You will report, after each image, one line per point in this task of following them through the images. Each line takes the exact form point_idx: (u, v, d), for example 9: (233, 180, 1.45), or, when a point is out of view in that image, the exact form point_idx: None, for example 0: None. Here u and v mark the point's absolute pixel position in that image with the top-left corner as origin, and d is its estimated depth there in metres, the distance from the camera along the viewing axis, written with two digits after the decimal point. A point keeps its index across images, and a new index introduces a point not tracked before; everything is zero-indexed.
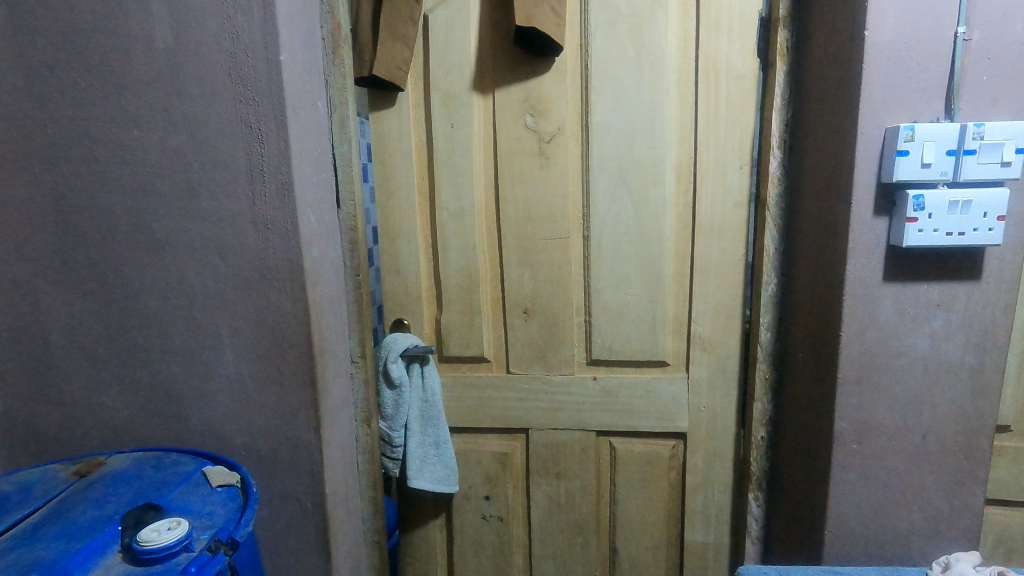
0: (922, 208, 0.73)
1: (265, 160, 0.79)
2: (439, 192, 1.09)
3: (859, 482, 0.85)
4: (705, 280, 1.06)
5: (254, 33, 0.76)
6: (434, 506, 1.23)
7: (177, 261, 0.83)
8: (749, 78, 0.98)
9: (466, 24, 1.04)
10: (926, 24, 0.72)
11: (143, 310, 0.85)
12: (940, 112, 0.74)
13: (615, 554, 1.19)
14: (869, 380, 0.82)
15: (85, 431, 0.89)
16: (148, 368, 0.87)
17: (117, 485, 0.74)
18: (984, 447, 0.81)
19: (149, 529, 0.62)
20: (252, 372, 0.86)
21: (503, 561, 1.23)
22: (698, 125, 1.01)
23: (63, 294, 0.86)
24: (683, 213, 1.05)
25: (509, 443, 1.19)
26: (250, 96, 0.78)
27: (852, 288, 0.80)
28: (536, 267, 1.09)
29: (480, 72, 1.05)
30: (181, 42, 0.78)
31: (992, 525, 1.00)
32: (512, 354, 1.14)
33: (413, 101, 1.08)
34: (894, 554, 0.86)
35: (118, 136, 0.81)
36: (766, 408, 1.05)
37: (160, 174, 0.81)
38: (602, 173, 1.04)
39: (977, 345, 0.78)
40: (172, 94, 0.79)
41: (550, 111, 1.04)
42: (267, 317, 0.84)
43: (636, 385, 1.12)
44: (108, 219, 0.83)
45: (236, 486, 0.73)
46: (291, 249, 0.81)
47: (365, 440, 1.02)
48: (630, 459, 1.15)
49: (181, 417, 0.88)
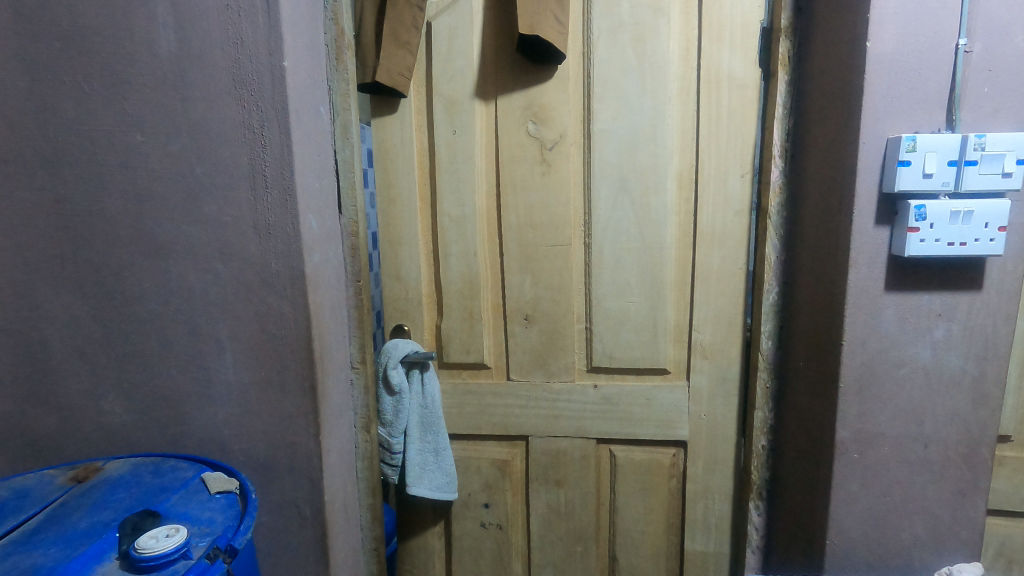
0: (923, 218, 0.73)
1: (268, 165, 0.79)
2: (440, 198, 1.09)
3: (860, 492, 0.85)
4: (706, 288, 1.06)
5: (259, 39, 0.77)
6: (433, 513, 1.23)
7: (178, 265, 0.83)
8: (751, 87, 0.99)
9: (469, 31, 1.04)
10: (928, 36, 0.73)
11: (143, 315, 0.85)
12: (941, 122, 0.74)
13: (615, 562, 1.19)
14: (870, 389, 0.82)
15: (83, 435, 0.89)
16: (147, 373, 0.86)
17: (115, 491, 0.74)
18: (986, 457, 0.81)
19: (147, 536, 0.61)
20: (252, 377, 0.86)
21: (502, 569, 1.22)
22: (700, 133, 1.01)
23: (63, 298, 0.85)
24: (685, 221, 1.05)
25: (508, 451, 1.18)
26: (253, 101, 0.78)
27: (854, 297, 0.80)
28: (537, 274, 1.09)
29: (482, 79, 1.05)
30: (186, 48, 0.78)
31: (994, 536, 1.00)
32: (512, 360, 1.13)
33: (415, 108, 1.08)
34: (895, 565, 0.86)
35: (121, 139, 0.81)
36: (767, 416, 1.04)
37: (163, 178, 0.81)
38: (603, 180, 1.05)
39: (978, 355, 0.78)
40: (175, 98, 0.79)
41: (551, 118, 1.04)
42: (268, 322, 0.84)
43: (637, 392, 1.11)
44: (109, 222, 0.83)
45: (235, 492, 0.73)
46: (293, 254, 0.81)
47: (365, 446, 1.02)
48: (631, 467, 1.14)
49: (179, 421, 0.87)
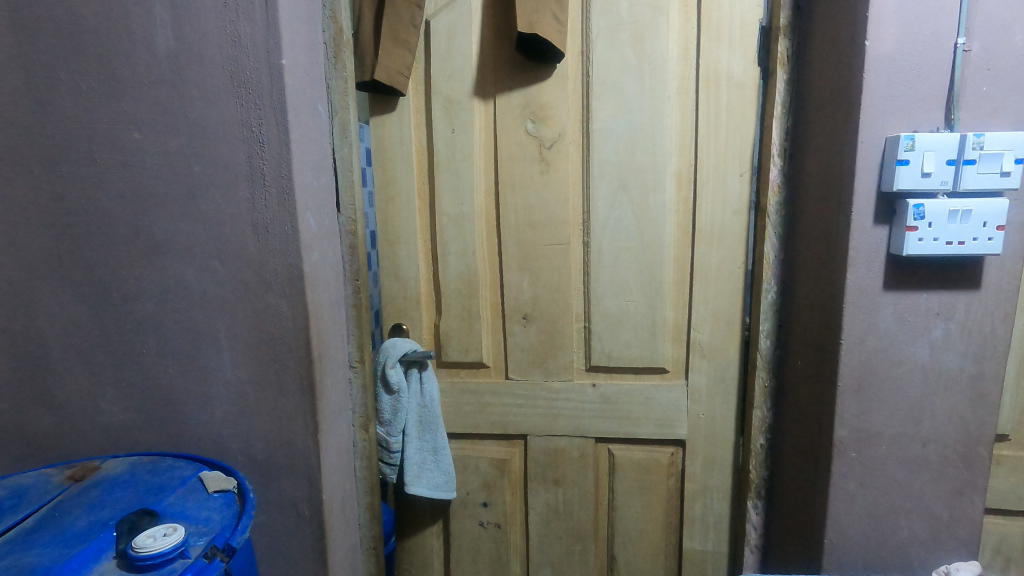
0: (922, 217, 0.73)
1: (266, 163, 0.79)
2: (439, 197, 1.09)
3: (858, 491, 0.85)
4: (705, 287, 1.06)
5: (257, 38, 0.77)
6: (431, 512, 1.23)
7: (175, 264, 0.83)
8: (750, 86, 0.99)
9: (468, 30, 1.04)
10: (926, 35, 0.73)
11: (140, 313, 0.85)
12: (940, 122, 0.74)
13: (614, 562, 1.19)
14: (869, 388, 0.82)
15: (80, 434, 0.88)
16: (145, 372, 0.86)
17: (113, 490, 0.73)
18: (984, 456, 0.81)
19: (144, 535, 0.61)
20: (250, 376, 0.85)
21: (500, 567, 1.22)
22: (699, 132, 1.01)
23: (60, 296, 0.85)
24: (684, 220, 1.05)
25: (507, 450, 1.18)
26: (251, 100, 0.78)
27: (853, 296, 0.80)
28: (536, 273, 1.09)
29: (481, 78, 1.05)
30: (184, 46, 0.78)
31: (991, 535, 1.00)
32: (511, 359, 1.13)
33: (414, 106, 1.08)
34: (893, 564, 0.86)
35: (119, 138, 0.80)
36: (766, 416, 1.04)
37: (160, 176, 0.81)
38: (603, 179, 1.05)
39: (977, 354, 0.78)
40: (172, 96, 0.79)
41: (550, 117, 1.04)
42: (266, 321, 0.83)
43: (636, 391, 1.11)
44: (107, 221, 0.82)
45: (233, 491, 0.73)
46: (291, 253, 0.81)
47: (363, 445, 1.02)
48: (629, 466, 1.14)
49: (177, 420, 0.87)
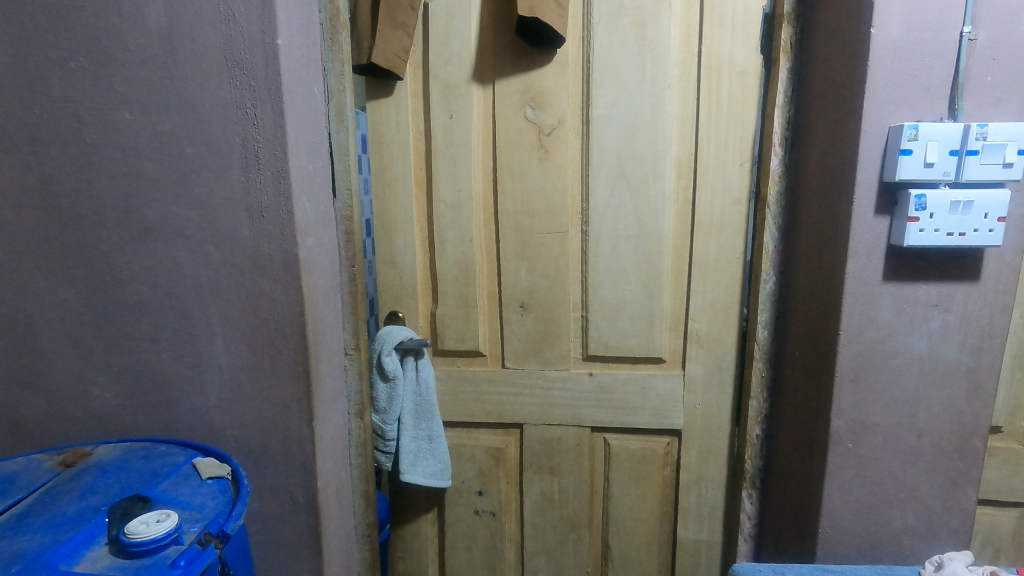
0: (923, 208, 0.72)
1: (261, 145, 0.78)
2: (437, 183, 1.08)
3: (854, 480, 0.85)
4: (703, 277, 1.05)
5: (251, 15, 0.75)
6: (425, 500, 1.22)
7: (168, 248, 0.81)
8: (752, 75, 0.98)
9: (467, 13, 1.02)
10: (932, 22, 0.72)
11: (133, 299, 0.83)
12: (943, 111, 0.73)
13: (608, 550, 1.19)
14: (866, 379, 0.82)
15: (72, 421, 0.87)
16: (138, 358, 0.85)
17: (105, 476, 0.72)
18: (978, 448, 0.81)
19: (137, 521, 0.60)
20: (244, 362, 0.84)
21: (495, 556, 1.23)
22: (699, 122, 1.00)
23: (48, 280, 0.83)
24: (683, 209, 1.04)
25: (503, 439, 1.18)
26: (245, 80, 0.76)
27: (851, 287, 0.79)
28: (533, 262, 1.08)
29: (480, 62, 1.03)
30: (176, 24, 0.76)
31: (982, 525, 1.01)
32: (508, 348, 1.13)
33: (411, 91, 1.06)
34: (886, 553, 0.87)
35: (109, 118, 0.78)
36: (762, 406, 1.05)
37: (152, 158, 0.79)
38: (602, 168, 1.03)
39: (974, 346, 0.78)
40: (165, 76, 0.77)
41: (550, 103, 1.03)
42: (260, 307, 0.82)
43: (633, 381, 1.11)
44: (96, 203, 0.81)
45: (226, 478, 0.72)
46: (286, 237, 0.80)
47: (359, 432, 1.01)
48: (625, 455, 1.14)
49: (171, 407, 0.86)
